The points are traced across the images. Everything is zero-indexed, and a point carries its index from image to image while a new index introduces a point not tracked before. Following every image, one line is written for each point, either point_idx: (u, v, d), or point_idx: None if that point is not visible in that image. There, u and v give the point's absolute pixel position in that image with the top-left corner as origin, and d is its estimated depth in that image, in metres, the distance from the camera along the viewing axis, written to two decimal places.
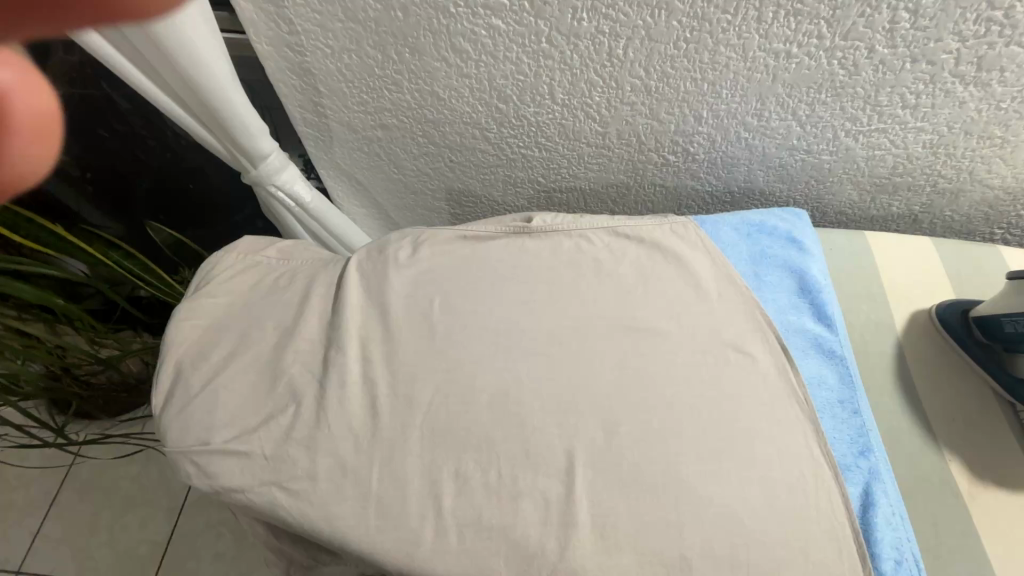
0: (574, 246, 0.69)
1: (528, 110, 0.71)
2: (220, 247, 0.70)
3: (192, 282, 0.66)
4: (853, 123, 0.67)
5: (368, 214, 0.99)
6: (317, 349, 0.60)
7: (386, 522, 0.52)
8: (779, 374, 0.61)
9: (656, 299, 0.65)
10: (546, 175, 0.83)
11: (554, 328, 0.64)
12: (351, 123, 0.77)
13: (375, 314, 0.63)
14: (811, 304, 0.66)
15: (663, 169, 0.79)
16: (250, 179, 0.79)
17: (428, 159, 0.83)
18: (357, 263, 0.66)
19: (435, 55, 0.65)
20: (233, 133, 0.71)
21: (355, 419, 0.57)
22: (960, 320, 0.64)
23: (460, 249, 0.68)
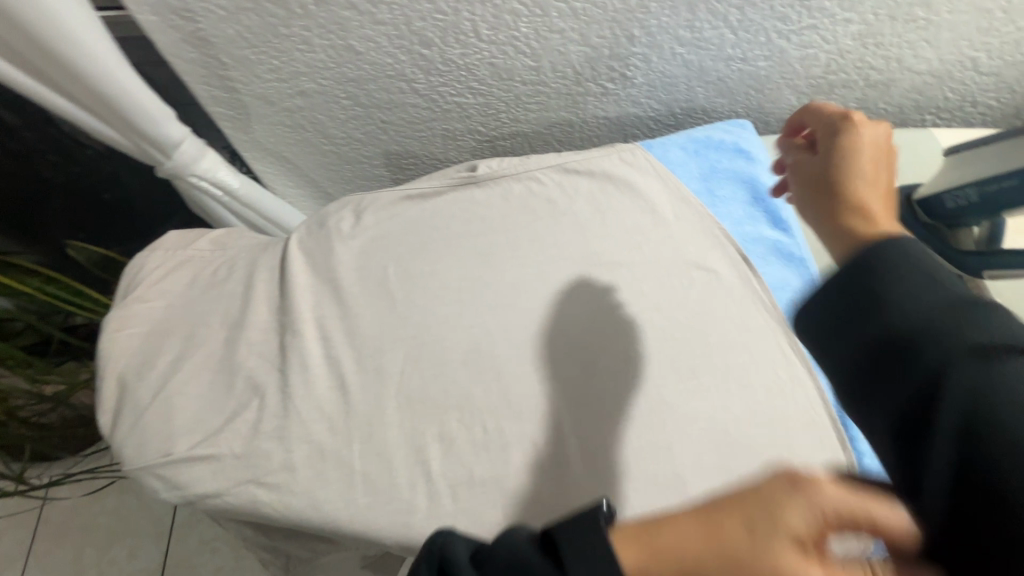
0: (525, 190, 0.66)
1: (455, 53, 0.67)
2: (142, 248, 0.63)
3: (118, 289, 0.60)
4: (784, 23, 0.66)
5: (306, 194, 0.93)
6: (272, 337, 0.57)
7: (376, 498, 0.50)
8: (743, 284, 0.62)
9: (614, 231, 0.64)
10: (485, 122, 0.79)
11: (517, 276, 0.62)
12: (266, 94, 0.71)
13: (328, 292, 0.59)
14: (765, 211, 0.66)
15: (603, 99, 0.77)
16: (165, 172, 0.72)
17: (358, 123, 0.77)
18: (297, 241, 0.62)
19: (344, 3, 0.60)
20: (134, 122, 0.64)
21: (326, 402, 0.54)
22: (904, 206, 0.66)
23: (406, 210, 0.64)
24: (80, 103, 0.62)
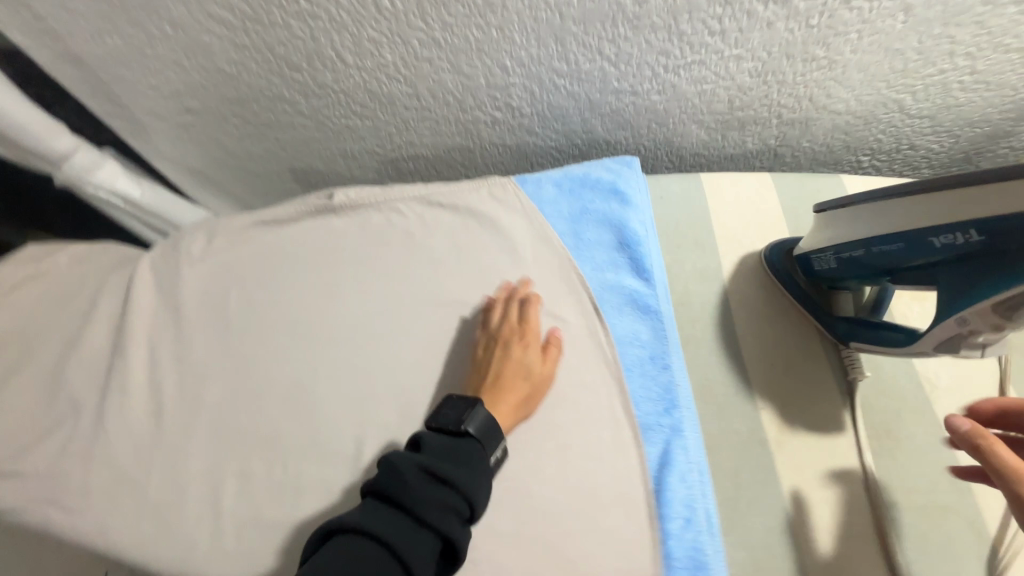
0: (384, 221, 0.65)
1: (327, 78, 0.66)
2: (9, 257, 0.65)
3: None
4: (667, 57, 0.62)
5: (224, 204, 0.94)
6: (103, 357, 0.58)
7: (162, 529, 0.50)
8: (589, 336, 0.58)
9: (466, 270, 0.62)
10: (381, 144, 0.78)
11: (357, 311, 0.60)
12: (155, 110, 0.72)
13: (166, 316, 0.60)
14: (630, 258, 0.62)
15: (496, 127, 0.74)
16: (61, 181, 0.74)
17: (254, 140, 0.78)
18: (149, 261, 0.63)
19: (199, 27, 0.59)
20: (15, 136, 0.66)
21: (138, 426, 0.55)
22: (785, 261, 0.61)
23: (260, 236, 0.64)
24: None
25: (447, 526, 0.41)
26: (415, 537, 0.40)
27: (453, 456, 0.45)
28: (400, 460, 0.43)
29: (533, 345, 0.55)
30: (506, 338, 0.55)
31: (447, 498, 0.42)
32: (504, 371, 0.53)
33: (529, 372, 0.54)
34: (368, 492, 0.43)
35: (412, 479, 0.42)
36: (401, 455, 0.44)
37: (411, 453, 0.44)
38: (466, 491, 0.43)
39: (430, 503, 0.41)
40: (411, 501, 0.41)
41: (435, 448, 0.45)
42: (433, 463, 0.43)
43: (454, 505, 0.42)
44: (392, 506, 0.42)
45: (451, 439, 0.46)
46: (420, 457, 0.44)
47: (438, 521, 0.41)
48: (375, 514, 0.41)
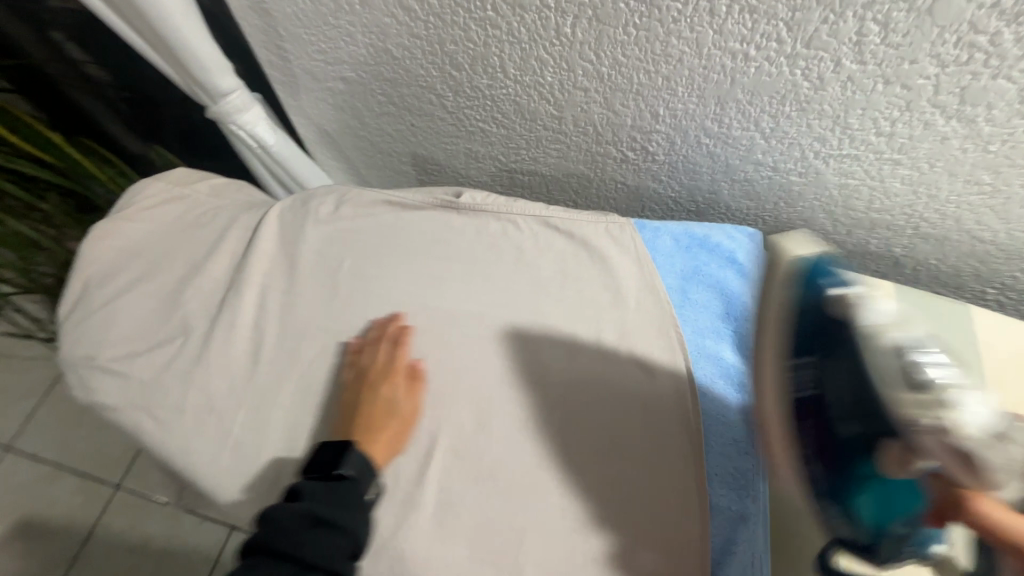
0: (500, 230, 0.66)
1: (482, 82, 0.68)
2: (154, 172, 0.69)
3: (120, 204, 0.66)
4: (822, 144, 0.61)
5: (338, 167, 0.98)
6: (218, 289, 0.61)
7: (238, 467, 0.53)
8: (676, 398, 0.58)
9: (568, 299, 0.63)
10: (506, 152, 0.80)
11: (456, 311, 0.62)
12: (314, 72, 0.76)
13: (282, 266, 0.63)
14: (733, 332, 0.61)
15: (624, 165, 0.74)
16: (211, 114, 0.79)
17: (390, 119, 0.81)
18: (277, 211, 0.66)
19: (384, 11, 0.62)
20: (189, 66, 0.71)
21: (236, 363, 0.58)
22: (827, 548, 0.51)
23: (382, 213, 0.66)
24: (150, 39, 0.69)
25: (332, 563, 0.44)
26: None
27: (335, 497, 0.48)
28: (275, 511, 0.47)
29: (398, 377, 0.57)
30: (372, 379, 0.56)
31: (330, 536, 0.46)
32: (370, 409, 0.54)
33: (397, 411, 0.56)
34: (258, 551, 0.46)
35: (295, 526, 0.45)
36: (281, 505, 0.47)
37: (290, 502, 0.48)
38: (344, 528, 0.46)
39: (312, 545, 0.45)
40: (295, 546, 0.44)
41: (309, 491, 0.48)
42: (315, 506, 0.47)
43: (338, 543, 0.46)
44: (278, 559, 0.45)
45: (327, 482, 0.49)
46: (301, 503, 0.47)
47: (320, 561, 0.44)
48: (267, 568, 0.44)
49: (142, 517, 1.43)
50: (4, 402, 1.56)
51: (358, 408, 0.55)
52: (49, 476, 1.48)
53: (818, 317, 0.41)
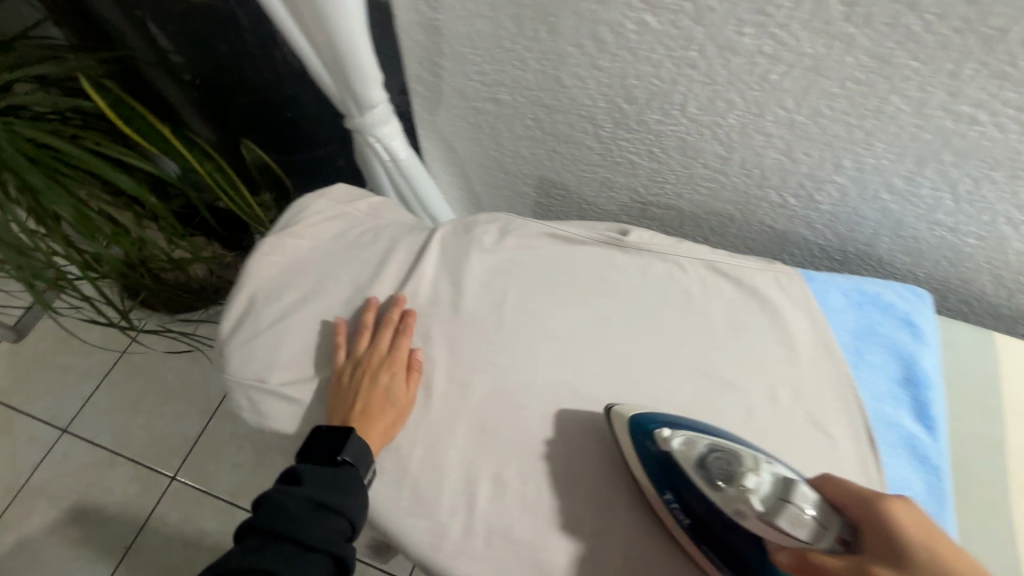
0: (666, 271, 0.64)
1: (652, 117, 0.66)
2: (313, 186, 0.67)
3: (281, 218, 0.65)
4: (1019, 211, 0.59)
5: (451, 182, 0.96)
6: (384, 315, 0.60)
7: (417, 507, 0.53)
8: (858, 466, 0.56)
9: (739, 351, 0.61)
10: (647, 185, 0.78)
11: (624, 354, 0.60)
12: (464, 91, 0.75)
13: (447, 295, 0.62)
14: (914, 398, 0.59)
15: (778, 209, 0.72)
16: (351, 125, 0.78)
17: (531, 143, 0.80)
18: (440, 237, 0.64)
19: (571, 40, 0.61)
20: (347, 79, 0.69)
21: (408, 395, 0.56)
22: None
23: (546, 246, 0.65)
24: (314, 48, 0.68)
25: (332, 545, 0.48)
26: (303, 560, 0.46)
27: (333, 485, 0.50)
28: (277, 497, 0.49)
29: (397, 371, 0.56)
30: (369, 366, 0.56)
31: (329, 521, 0.48)
32: (368, 401, 0.54)
33: (395, 402, 0.55)
34: (256, 532, 0.48)
35: (293, 509, 0.48)
36: (281, 491, 0.50)
37: (293, 488, 0.50)
38: (346, 515, 0.49)
39: (313, 529, 0.47)
40: (295, 530, 0.47)
41: (310, 478, 0.51)
42: (317, 491, 0.49)
43: (336, 526, 0.48)
44: (277, 541, 0.47)
45: (328, 470, 0.51)
46: (304, 490, 0.50)
47: (320, 544, 0.47)
48: (262, 550, 0.47)
49: (197, 510, 1.42)
50: (64, 382, 1.56)
51: (355, 398, 0.55)
52: (105, 461, 1.47)
53: (650, 456, 0.51)
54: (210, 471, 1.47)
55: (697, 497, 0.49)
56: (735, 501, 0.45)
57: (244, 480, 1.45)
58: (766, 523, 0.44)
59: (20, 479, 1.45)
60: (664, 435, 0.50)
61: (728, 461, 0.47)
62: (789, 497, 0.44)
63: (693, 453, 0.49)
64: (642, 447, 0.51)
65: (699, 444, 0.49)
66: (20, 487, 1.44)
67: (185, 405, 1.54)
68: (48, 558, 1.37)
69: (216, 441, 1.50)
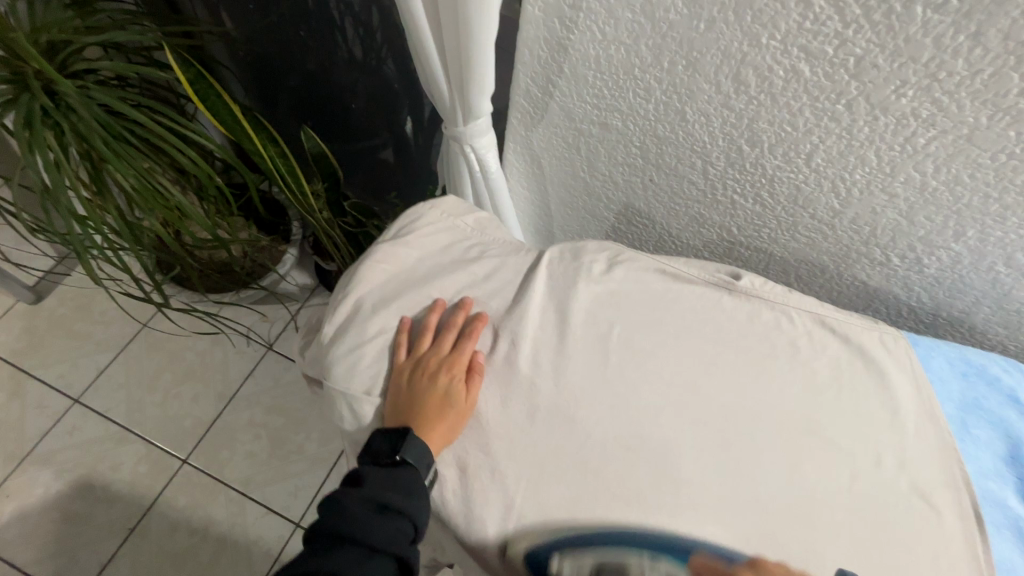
0: (774, 321, 0.63)
1: (771, 162, 0.65)
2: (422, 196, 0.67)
3: (390, 226, 0.64)
4: None
5: (527, 198, 0.94)
6: (490, 336, 0.58)
7: (521, 544, 0.50)
8: (966, 544, 0.54)
9: (846, 411, 0.59)
10: (742, 226, 0.77)
11: (732, 403, 0.58)
12: (573, 112, 0.73)
13: (554, 320, 0.60)
14: (1018, 477, 0.59)
15: (877, 267, 0.71)
16: (451, 132, 0.76)
17: (628, 171, 0.78)
18: (548, 260, 0.63)
19: (709, 77, 0.60)
20: (463, 87, 0.68)
21: (514, 423, 0.54)
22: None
23: (655, 282, 0.63)
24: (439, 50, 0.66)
25: (397, 546, 0.46)
26: (370, 562, 0.45)
27: (392, 485, 0.48)
28: (337, 501, 0.48)
29: (457, 374, 0.55)
30: (429, 366, 0.54)
31: (391, 521, 0.47)
32: (426, 401, 0.53)
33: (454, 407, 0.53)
34: (313, 538, 0.47)
35: (356, 512, 0.47)
36: (337, 494, 0.49)
37: (351, 491, 0.49)
38: (411, 516, 0.48)
39: (377, 529, 0.46)
40: (357, 530, 0.46)
41: (372, 480, 0.49)
42: (377, 492, 0.48)
43: (400, 527, 0.47)
44: (337, 543, 0.46)
45: (382, 472, 0.50)
46: (362, 491, 0.48)
47: (384, 545, 0.46)
48: (321, 553, 0.45)
49: (207, 498, 1.38)
50: (80, 351, 1.51)
51: (414, 403, 0.53)
52: (115, 437, 1.42)
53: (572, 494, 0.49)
54: (224, 458, 1.43)
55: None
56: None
57: (258, 470, 1.42)
58: None
59: (26, 447, 1.40)
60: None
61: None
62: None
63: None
64: (569, 490, 0.49)
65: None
66: (24, 456, 1.39)
67: (203, 387, 1.50)
68: (47, 533, 1.32)
69: (232, 428, 1.46)
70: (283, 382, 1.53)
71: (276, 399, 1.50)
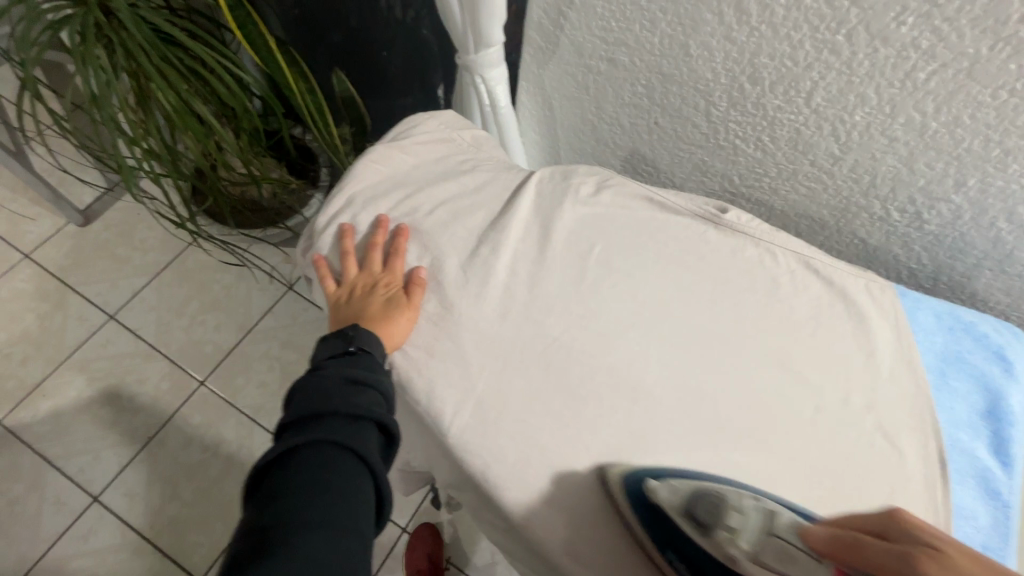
0: (758, 257, 0.63)
1: (772, 102, 0.65)
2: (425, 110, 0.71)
3: (391, 132, 0.68)
4: None
5: (538, 143, 0.96)
6: (471, 240, 0.60)
7: (476, 427, 0.53)
8: (925, 486, 0.54)
9: (819, 347, 0.59)
10: (744, 175, 0.77)
11: (702, 328, 0.59)
12: (582, 46, 0.74)
13: (536, 233, 0.62)
14: (993, 433, 0.57)
15: (877, 222, 0.70)
16: (463, 61, 0.78)
17: (633, 112, 0.79)
18: (538, 179, 0.65)
19: (712, 6, 0.60)
20: (474, 13, 0.70)
21: (485, 321, 0.57)
22: None
23: (642, 209, 0.64)
24: None
25: (374, 412, 0.49)
26: (353, 427, 0.48)
27: (355, 365, 0.52)
28: (306, 384, 0.50)
29: (395, 288, 0.57)
30: (378, 284, 0.58)
31: (363, 393, 0.50)
32: (371, 312, 0.56)
33: (391, 314, 0.56)
34: (291, 418, 0.49)
35: (330, 385, 0.50)
36: (307, 378, 0.51)
37: (320, 374, 0.51)
38: (378, 388, 0.51)
39: (351, 399, 0.49)
40: (331, 403, 0.48)
41: (335, 362, 0.52)
42: (345, 370, 0.51)
43: (371, 397, 0.50)
44: (316, 417, 0.48)
45: (348, 357, 0.53)
46: (330, 373, 0.51)
47: (360, 411, 0.49)
48: (304, 428, 0.48)
49: (220, 418, 1.47)
50: (119, 273, 1.62)
51: (352, 317, 0.56)
52: (143, 354, 1.53)
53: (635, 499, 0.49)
54: (238, 383, 1.51)
55: (697, 554, 0.48)
56: (726, 546, 0.45)
57: (268, 399, 1.49)
58: (758, 564, 0.43)
59: (64, 354, 1.51)
60: (651, 485, 0.49)
61: (719, 508, 0.46)
62: (777, 531, 0.43)
63: (676, 502, 0.47)
64: (631, 493, 0.50)
65: (686, 489, 0.48)
66: (62, 361, 1.51)
67: (225, 317, 1.59)
68: (76, 433, 1.43)
69: (249, 358, 1.54)
70: (300, 320, 1.60)
71: (291, 336, 1.58)
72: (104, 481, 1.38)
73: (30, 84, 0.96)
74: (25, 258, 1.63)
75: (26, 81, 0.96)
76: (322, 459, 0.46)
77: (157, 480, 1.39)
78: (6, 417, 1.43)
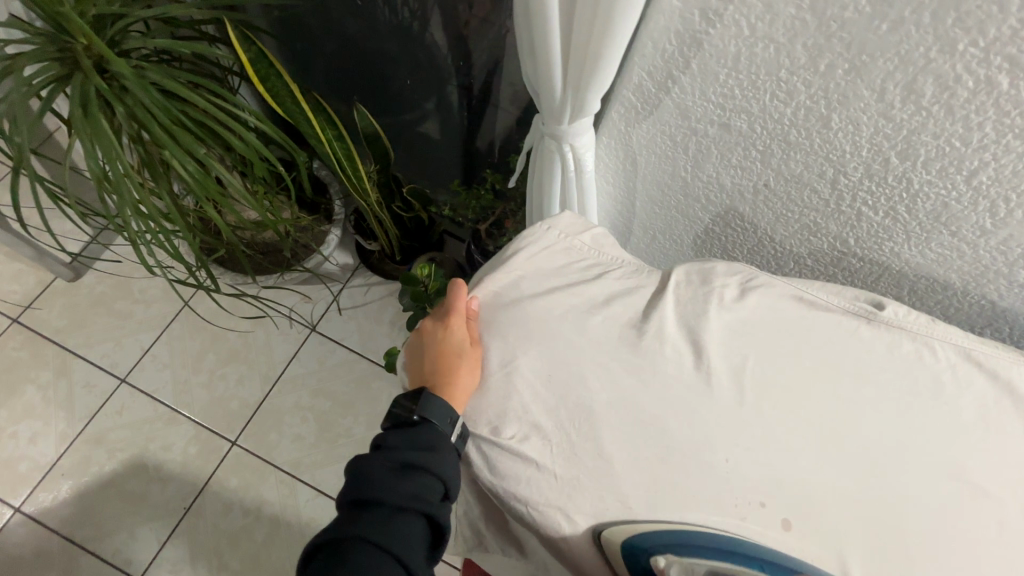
0: (915, 353, 0.59)
1: (920, 177, 0.59)
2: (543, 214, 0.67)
3: (509, 242, 0.64)
4: None
5: (611, 196, 0.88)
6: (614, 368, 0.55)
7: None
8: None
9: (993, 451, 0.55)
10: (861, 238, 0.71)
11: (877, 445, 0.54)
12: (689, 110, 0.67)
13: (686, 351, 0.56)
14: None
15: (1014, 288, 0.66)
16: (550, 131, 0.70)
17: (738, 174, 0.71)
18: (675, 284, 0.61)
19: (872, 84, 0.53)
20: (577, 86, 0.61)
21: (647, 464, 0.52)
22: None
23: (791, 308, 0.60)
24: (559, 46, 0.59)
25: (424, 503, 0.47)
26: (399, 520, 0.45)
27: (413, 445, 0.49)
28: (357, 465, 0.48)
29: (457, 317, 0.56)
30: (455, 331, 0.55)
31: (416, 479, 0.47)
32: (449, 361, 0.54)
33: (461, 352, 0.55)
34: (342, 500, 0.47)
35: (380, 470, 0.47)
36: (360, 457, 0.49)
37: (373, 453, 0.49)
38: (437, 473, 0.48)
39: (402, 487, 0.46)
40: (382, 492, 0.46)
41: (397, 437, 0.50)
42: (398, 452, 0.48)
43: (427, 484, 0.47)
44: (366, 506, 0.46)
45: (410, 428, 0.50)
46: (387, 450, 0.48)
47: (408, 503, 0.46)
48: (355, 517, 0.46)
49: (257, 480, 1.38)
50: (122, 330, 1.49)
51: (424, 366, 0.55)
52: (165, 418, 1.42)
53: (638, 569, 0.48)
54: (271, 441, 1.42)
55: None
56: None
57: (306, 454, 1.41)
58: None
59: (75, 427, 1.39)
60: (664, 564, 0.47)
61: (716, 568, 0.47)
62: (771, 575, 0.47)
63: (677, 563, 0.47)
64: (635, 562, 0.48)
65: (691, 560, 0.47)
66: (76, 435, 1.39)
67: (247, 368, 1.49)
68: (103, 511, 1.33)
69: (279, 411, 1.45)
70: (328, 366, 1.50)
71: (321, 383, 1.48)
72: (144, 561, 1.30)
73: (25, 169, 0.82)
74: (14, 323, 1.48)
75: (20, 165, 0.82)
76: (366, 557, 0.43)
77: (201, 554, 1.31)
78: (24, 503, 1.33)
